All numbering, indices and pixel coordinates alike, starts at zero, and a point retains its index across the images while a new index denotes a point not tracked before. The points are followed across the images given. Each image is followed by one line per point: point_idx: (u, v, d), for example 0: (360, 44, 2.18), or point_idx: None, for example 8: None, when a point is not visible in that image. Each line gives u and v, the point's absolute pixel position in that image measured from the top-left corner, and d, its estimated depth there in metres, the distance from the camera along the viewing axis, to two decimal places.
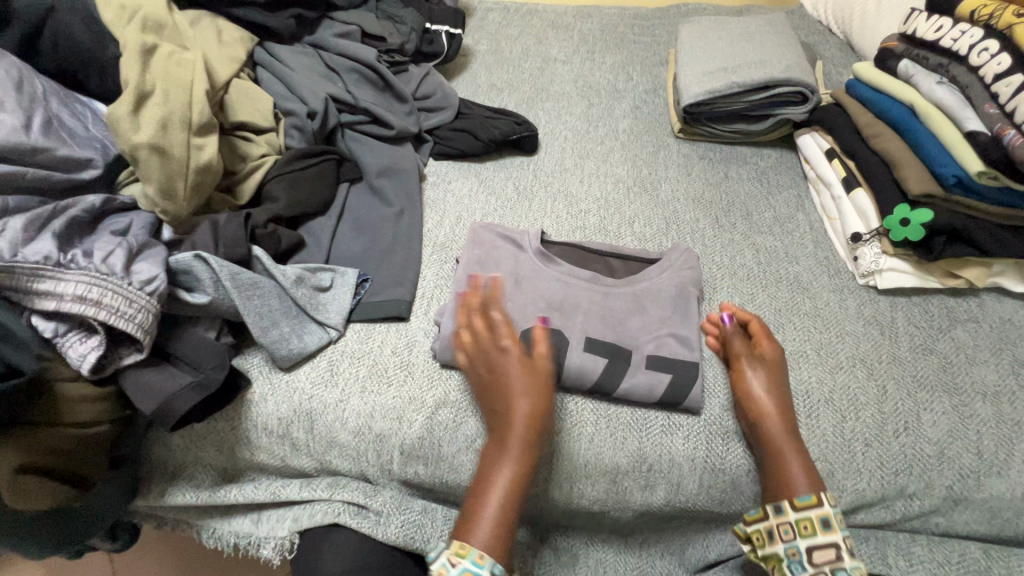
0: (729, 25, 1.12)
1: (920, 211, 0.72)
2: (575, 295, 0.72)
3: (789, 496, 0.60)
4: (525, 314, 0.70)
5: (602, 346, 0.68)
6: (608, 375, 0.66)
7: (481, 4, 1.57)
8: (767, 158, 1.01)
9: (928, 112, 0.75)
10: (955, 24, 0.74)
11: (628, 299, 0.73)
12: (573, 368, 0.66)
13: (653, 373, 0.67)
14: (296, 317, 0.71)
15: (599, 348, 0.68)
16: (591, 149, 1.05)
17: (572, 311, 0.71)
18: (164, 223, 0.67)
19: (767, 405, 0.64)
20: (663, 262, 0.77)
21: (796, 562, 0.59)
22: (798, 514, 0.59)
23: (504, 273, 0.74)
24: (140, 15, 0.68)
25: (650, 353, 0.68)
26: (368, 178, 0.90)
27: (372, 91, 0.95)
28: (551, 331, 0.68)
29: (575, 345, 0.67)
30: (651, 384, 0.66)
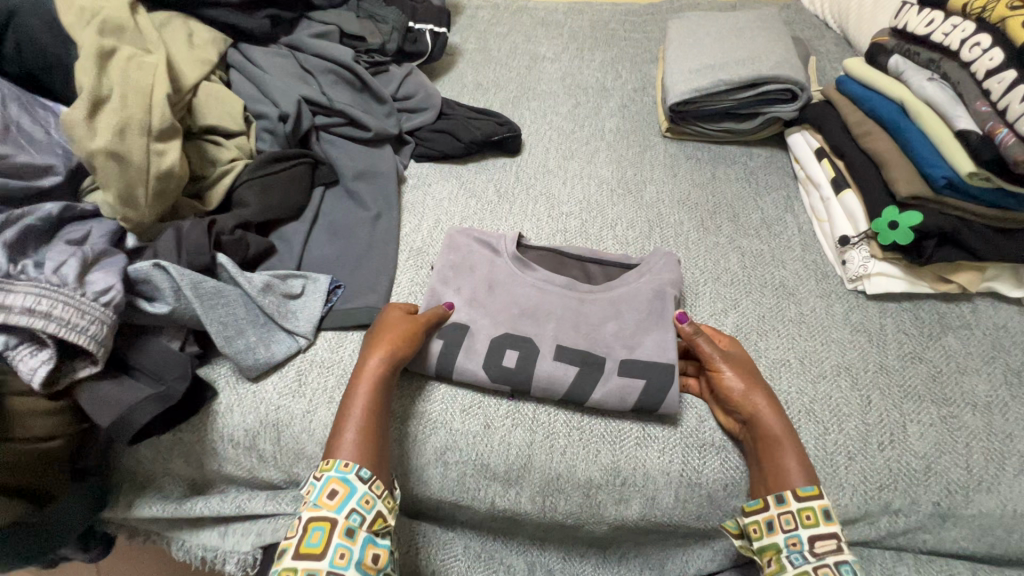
0: (718, 20, 1.09)
1: (910, 214, 0.69)
2: (550, 301, 0.70)
3: (790, 487, 0.57)
4: (496, 321, 0.69)
5: (575, 354, 0.66)
6: (579, 386, 0.64)
7: (470, 2, 1.55)
8: (756, 158, 0.98)
9: (918, 110, 0.72)
10: (947, 18, 0.70)
11: (606, 305, 0.70)
12: (543, 377, 0.64)
13: (626, 379, 0.64)
14: (263, 325, 0.69)
15: (572, 356, 0.66)
16: (575, 150, 1.02)
17: (545, 318, 0.69)
18: (127, 229, 0.65)
19: (752, 401, 0.61)
20: (644, 265, 0.74)
21: (795, 553, 0.55)
22: (801, 503, 0.56)
23: (477, 280, 0.72)
24: (101, 18, 0.67)
25: (623, 358, 0.66)
26: (344, 181, 0.88)
27: (350, 93, 0.94)
28: (520, 341, 0.67)
29: (545, 354, 0.66)
30: (625, 393, 0.64)
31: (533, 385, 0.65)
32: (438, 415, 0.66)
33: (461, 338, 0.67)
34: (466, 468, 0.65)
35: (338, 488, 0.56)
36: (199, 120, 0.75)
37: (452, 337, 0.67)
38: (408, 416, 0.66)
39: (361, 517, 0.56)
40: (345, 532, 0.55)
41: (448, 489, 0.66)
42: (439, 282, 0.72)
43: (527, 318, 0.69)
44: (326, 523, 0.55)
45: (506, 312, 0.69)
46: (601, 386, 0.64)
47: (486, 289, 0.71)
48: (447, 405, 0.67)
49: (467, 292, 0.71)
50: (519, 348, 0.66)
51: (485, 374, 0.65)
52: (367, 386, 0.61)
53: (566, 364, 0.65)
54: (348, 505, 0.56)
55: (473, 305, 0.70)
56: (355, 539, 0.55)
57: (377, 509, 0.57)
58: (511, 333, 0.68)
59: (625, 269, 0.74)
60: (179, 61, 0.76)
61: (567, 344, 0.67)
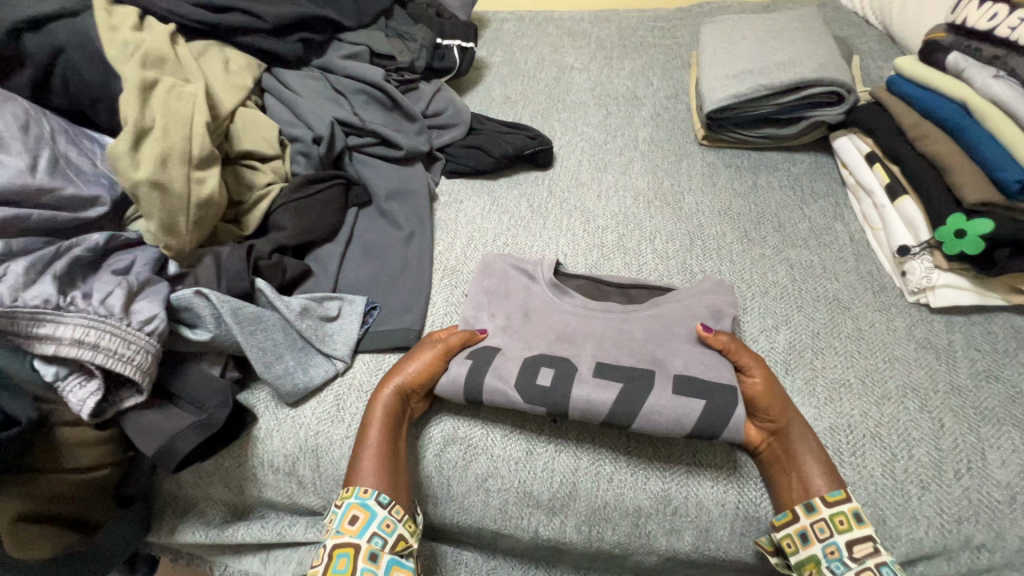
0: (754, 23, 1.05)
1: (978, 221, 0.64)
2: (589, 322, 0.67)
3: (818, 494, 0.55)
4: (530, 344, 0.65)
5: (615, 372, 0.61)
6: (625, 404, 0.58)
7: (496, 16, 1.55)
8: (800, 164, 0.94)
9: (983, 109, 0.67)
10: (1012, 11, 0.67)
11: (648, 322, 0.66)
12: (582, 397, 0.59)
13: (682, 401, 0.58)
14: (301, 349, 0.69)
15: (611, 375, 0.61)
16: (609, 161, 1.00)
17: (582, 339, 0.65)
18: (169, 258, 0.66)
19: (784, 411, 0.58)
20: (691, 289, 0.70)
21: (834, 562, 0.53)
22: (831, 509, 0.54)
23: (512, 310, 0.69)
24: (143, 50, 0.68)
25: (676, 377, 0.60)
26: (377, 201, 0.88)
27: (381, 112, 0.94)
28: (556, 361, 0.62)
29: (584, 374, 0.61)
30: (679, 416, 0.57)
31: (570, 406, 0.59)
32: (473, 440, 0.64)
33: (491, 358, 0.64)
34: (509, 496, 0.63)
35: (359, 514, 0.56)
36: (236, 146, 0.76)
37: (482, 356, 0.63)
38: (440, 441, 0.65)
39: (382, 541, 0.56)
40: (368, 557, 0.55)
41: (489, 517, 0.64)
42: (473, 311, 0.70)
43: (564, 342, 0.65)
44: (350, 549, 0.55)
45: (541, 338, 0.66)
46: (650, 400, 0.58)
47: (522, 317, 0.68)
48: (478, 428, 0.65)
49: (501, 317, 0.69)
50: (555, 365, 0.62)
51: (517, 394, 0.61)
52: (384, 411, 0.61)
53: (608, 383, 0.60)
54: (370, 529, 0.56)
55: (507, 331, 0.67)
56: (378, 563, 0.55)
57: (398, 532, 0.57)
58: (545, 354, 0.63)
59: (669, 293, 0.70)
60: (217, 87, 0.77)
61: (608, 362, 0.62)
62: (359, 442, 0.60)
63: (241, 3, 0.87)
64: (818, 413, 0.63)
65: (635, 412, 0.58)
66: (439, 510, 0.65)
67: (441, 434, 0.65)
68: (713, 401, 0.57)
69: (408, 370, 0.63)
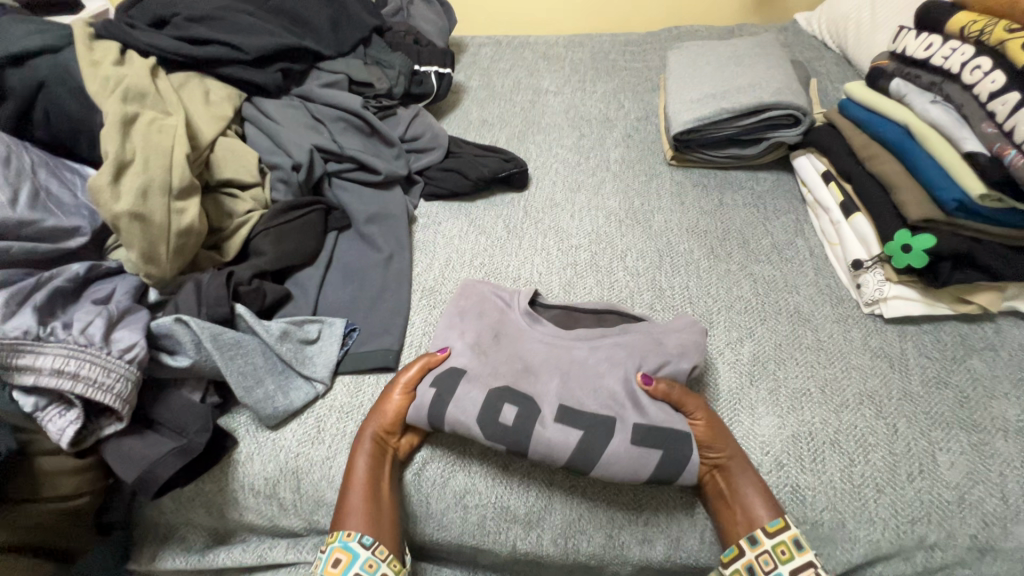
0: (716, 48, 1.10)
1: (922, 237, 0.68)
2: (556, 351, 0.68)
3: (760, 526, 0.57)
4: (496, 375, 0.65)
5: (577, 413, 0.61)
6: (583, 449, 0.59)
7: (473, 40, 1.60)
8: (763, 182, 0.98)
9: (923, 132, 0.72)
10: (945, 42, 0.72)
11: (613, 351, 0.67)
12: (545, 439, 0.59)
13: (639, 451, 0.58)
14: (281, 372, 0.70)
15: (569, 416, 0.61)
16: (582, 182, 1.04)
17: (546, 372, 0.66)
18: (150, 285, 0.68)
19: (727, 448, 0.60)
20: (666, 325, 0.70)
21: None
22: (772, 540, 0.56)
23: (481, 333, 0.70)
24: (123, 85, 0.70)
25: (637, 424, 0.60)
26: (357, 225, 0.90)
27: (359, 138, 0.97)
28: (520, 398, 0.62)
29: (546, 415, 0.61)
30: (636, 464, 0.58)
31: (530, 446, 0.59)
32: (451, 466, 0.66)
33: (455, 385, 0.63)
34: (487, 511, 0.64)
35: (342, 556, 0.58)
36: (217, 175, 0.78)
37: (446, 384, 0.63)
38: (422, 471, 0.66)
39: None
40: None
41: (468, 533, 0.65)
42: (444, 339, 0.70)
43: (529, 378, 0.66)
44: None
45: (508, 369, 0.66)
46: (609, 446, 0.58)
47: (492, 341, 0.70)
48: (456, 454, 0.66)
49: (472, 337, 0.69)
50: (516, 403, 0.62)
51: (479, 430, 0.61)
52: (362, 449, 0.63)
53: (568, 426, 0.60)
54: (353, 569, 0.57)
55: (475, 351, 0.68)
56: None
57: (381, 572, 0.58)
58: (508, 387, 0.63)
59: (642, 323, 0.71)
60: (197, 118, 0.80)
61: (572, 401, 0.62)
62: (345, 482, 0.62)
63: (222, 37, 0.90)
64: (781, 421, 0.65)
65: (597, 452, 0.58)
66: (420, 527, 0.66)
67: (421, 463, 0.66)
68: (670, 449, 0.58)
69: (389, 402, 0.64)
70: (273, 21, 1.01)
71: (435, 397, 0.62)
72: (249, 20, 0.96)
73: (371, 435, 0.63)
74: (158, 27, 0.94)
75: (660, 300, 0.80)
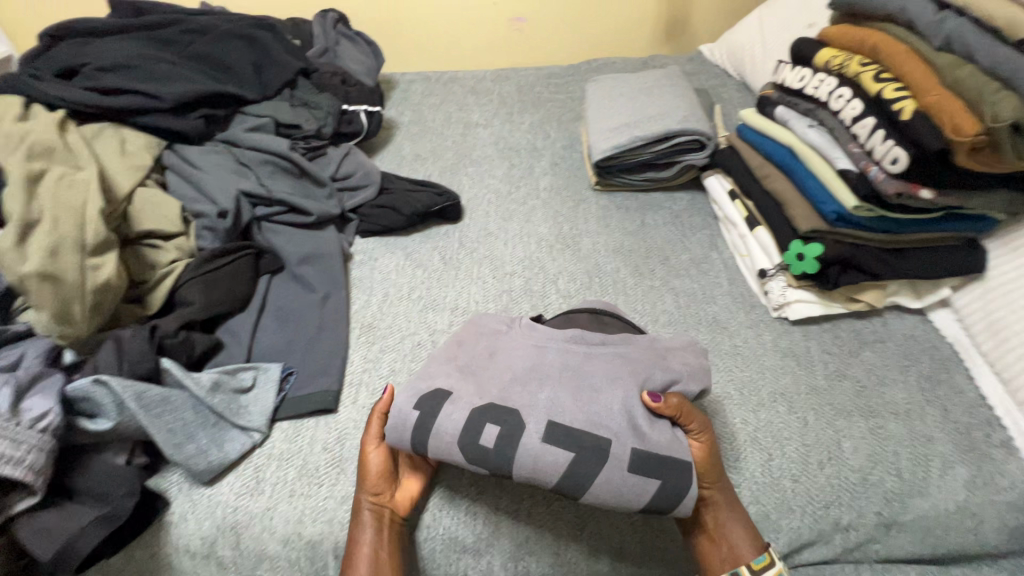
0: (628, 81, 1.20)
1: (812, 245, 0.76)
2: (558, 360, 0.65)
3: (745, 563, 0.60)
4: (484, 391, 0.63)
5: (567, 434, 0.58)
6: (573, 474, 0.57)
7: (404, 77, 1.64)
8: (679, 202, 1.06)
9: (805, 152, 0.81)
10: (814, 74, 0.82)
11: (614, 364, 0.65)
12: (527, 456, 0.57)
13: (638, 478, 0.57)
14: (214, 425, 0.68)
15: (560, 433, 0.58)
16: (514, 211, 1.08)
17: (537, 384, 0.63)
18: (64, 346, 0.65)
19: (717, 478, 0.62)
20: (667, 343, 0.70)
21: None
22: None
23: (474, 354, 0.68)
24: (29, 140, 0.69)
25: (634, 447, 0.58)
26: (290, 267, 0.90)
27: (289, 181, 0.97)
28: (507, 415, 0.60)
29: (531, 430, 0.58)
30: (635, 491, 0.56)
31: (514, 468, 0.58)
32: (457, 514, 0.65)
33: (439, 406, 0.61)
34: (436, 544, 0.65)
35: None
36: (135, 227, 0.76)
37: (431, 405, 0.61)
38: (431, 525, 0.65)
39: None
40: None
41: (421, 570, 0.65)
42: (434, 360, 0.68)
43: (519, 388, 0.63)
44: None
45: (496, 384, 0.63)
46: (602, 474, 0.56)
47: (488, 358, 0.67)
48: (460, 504, 0.66)
49: (461, 360, 0.67)
50: (501, 422, 0.59)
51: (458, 451, 0.59)
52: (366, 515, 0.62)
53: (556, 449, 0.57)
54: None
55: (464, 372, 0.65)
56: None
57: None
58: (494, 403, 0.61)
59: (643, 337, 0.70)
60: (111, 169, 0.78)
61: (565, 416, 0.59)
62: (349, 557, 0.61)
63: (139, 86, 0.89)
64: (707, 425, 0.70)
65: (588, 480, 0.56)
66: None
67: (426, 518, 0.66)
68: (666, 479, 0.57)
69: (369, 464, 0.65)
70: (193, 67, 1.01)
71: (419, 421, 0.60)
72: (167, 67, 0.96)
73: (364, 504, 0.63)
74: (68, 77, 0.92)
75: None
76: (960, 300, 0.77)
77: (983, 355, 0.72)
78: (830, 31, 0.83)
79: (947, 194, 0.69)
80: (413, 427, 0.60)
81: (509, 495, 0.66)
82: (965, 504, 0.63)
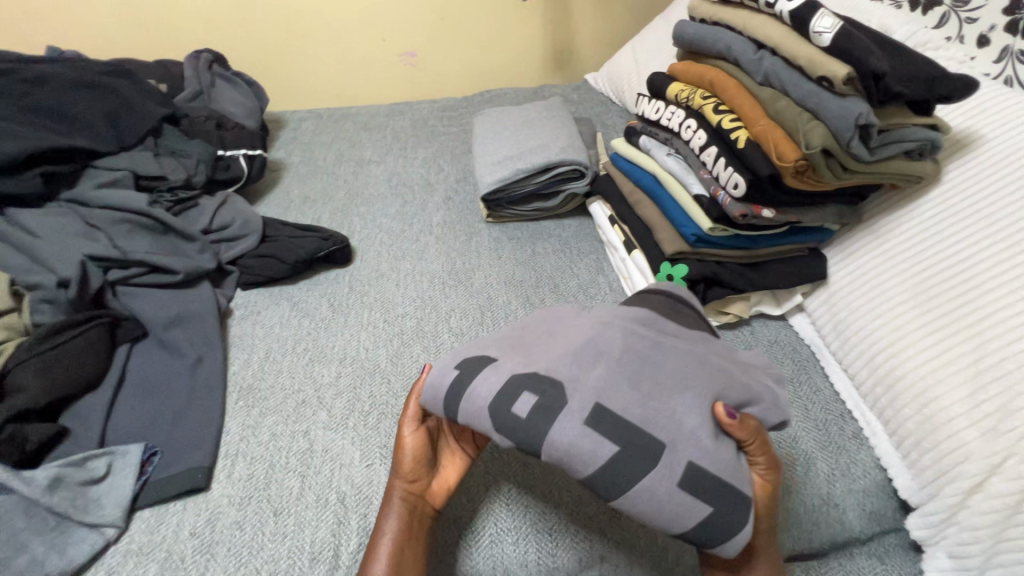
0: (512, 114, 1.23)
1: (679, 266, 0.80)
2: (621, 339, 0.58)
3: None
4: (534, 361, 0.57)
5: (618, 423, 0.51)
6: (611, 468, 0.50)
7: (294, 116, 1.59)
8: (568, 228, 1.09)
9: (667, 179, 0.86)
10: (667, 106, 0.88)
11: (687, 361, 0.58)
12: (561, 442, 0.50)
13: (683, 494, 0.49)
14: (55, 528, 0.61)
15: (607, 431, 0.51)
16: (406, 249, 1.07)
17: (591, 360, 0.56)
18: None
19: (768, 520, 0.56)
20: (746, 360, 0.65)
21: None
22: None
23: (539, 337, 0.63)
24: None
25: (689, 460, 0.50)
26: (155, 333, 0.83)
27: (150, 239, 0.91)
28: (553, 386, 0.53)
29: (575, 411, 0.51)
30: (681, 513, 0.49)
31: (545, 449, 0.51)
32: (510, 517, 0.65)
33: (479, 370, 0.57)
34: None
35: None
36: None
37: (471, 369, 0.58)
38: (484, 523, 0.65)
39: None
40: None
41: None
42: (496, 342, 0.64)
43: (574, 361, 0.56)
44: None
45: (550, 357, 0.57)
46: (649, 478, 0.49)
47: (544, 337, 0.62)
48: (524, 504, 0.66)
49: (501, 348, 0.62)
50: (540, 393, 0.53)
51: (489, 419, 0.53)
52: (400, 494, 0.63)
53: (603, 439, 0.50)
54: None
55: (517, 351, 0.60)
56: None
57: None
58: (539, 374, 0.55)
59: (720, 347, 0.65)
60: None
61: (620, 402, 0.52)
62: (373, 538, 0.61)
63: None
64: None
65: (627, 483, 0.49)
66: None
67: (484, 517, 0.66)
68: (721, 507, 0.50)
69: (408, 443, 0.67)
70: (30, 123, 0.92)
71: (458, 379, 0.57)
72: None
73: (396, 490, 0.64)
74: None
75: None
76: (812, 304, 0.84)
77: (834, 354, 0.79)
78: (677, 66, 0.90)
79: (787, 211, 0.76)
80: (446, 395, 0.57)
81: (581, 497, 0.67)
82: (829, 496, 0.68)
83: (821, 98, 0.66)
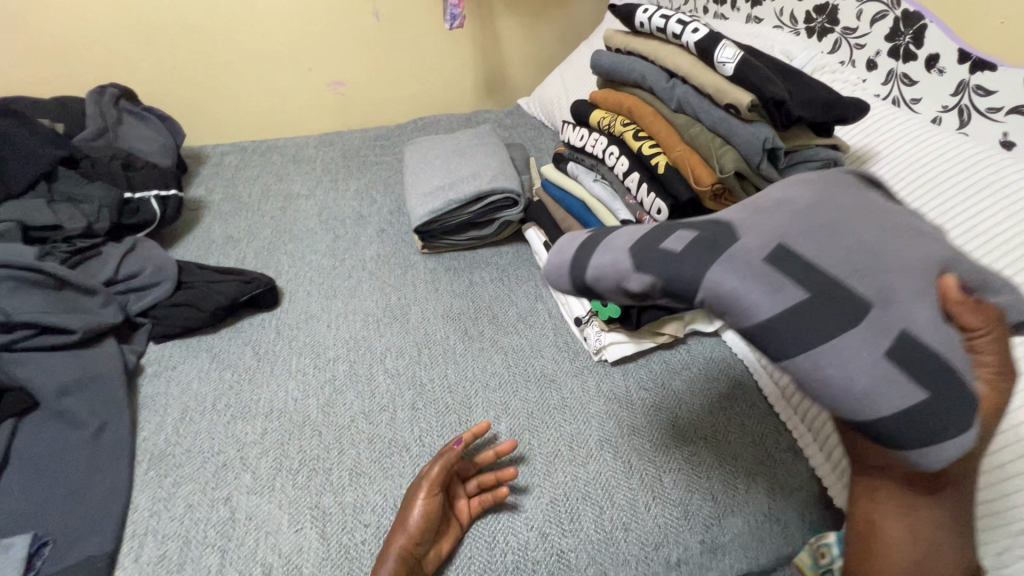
0: (443, 143, 1.22)
1: None
2: (807, 194, 0.54)
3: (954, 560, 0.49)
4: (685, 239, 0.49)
5: (802, 265, 0.47)
6: (773, 327, 0.45)
7: (215, 150, 1.52)
8: (505, 256, 1.08)
9: (595, 204, 0.87)
10: (591, 133, 0.90)
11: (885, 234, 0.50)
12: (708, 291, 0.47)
13: (881, 366, 0.43)
14: None
15: (868, 281, 0.47)
16: (338, 287, 1.02)
17: (795, 196, 0.54)
18: None
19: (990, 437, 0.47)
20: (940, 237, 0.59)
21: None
22: None
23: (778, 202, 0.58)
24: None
25: (878, 321, 0.45)
26: (47, 402, 0.75)
27: (41, 296, 0.82)
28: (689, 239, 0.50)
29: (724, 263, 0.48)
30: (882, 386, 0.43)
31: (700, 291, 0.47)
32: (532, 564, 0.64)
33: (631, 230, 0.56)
34: None
35: None
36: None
37: (653, 232, 0.52)
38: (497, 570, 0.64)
39: None
40: None
41: None
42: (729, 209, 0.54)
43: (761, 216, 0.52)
44: None
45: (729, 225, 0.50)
46: (846, 337, 0.44)
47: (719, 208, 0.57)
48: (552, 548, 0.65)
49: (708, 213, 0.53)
50: (679, 240, 0.50)
51: (632, 266, 0.51)
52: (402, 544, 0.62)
53: (785, 281, 0.46)
54: None
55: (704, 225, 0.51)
56: None
57: None
58: (670, 230, 0.53)
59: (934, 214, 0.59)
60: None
61: (824, 262, 0.47)
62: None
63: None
64: (540, 491, 0.69)
65: (801, 346, 0.44)
66: None
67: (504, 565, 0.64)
68: (925, 401, 0.43)
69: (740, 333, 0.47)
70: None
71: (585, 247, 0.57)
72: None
73: (397, 544, 0.61)
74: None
75: (421, 397, 0.80)
76: None
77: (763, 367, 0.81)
78: (597, 94, 0.91)
79: None
80: (643, 250, 0.50)
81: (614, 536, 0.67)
82: (770, 511, 0.70)
83: (729, 125, 0.68)
